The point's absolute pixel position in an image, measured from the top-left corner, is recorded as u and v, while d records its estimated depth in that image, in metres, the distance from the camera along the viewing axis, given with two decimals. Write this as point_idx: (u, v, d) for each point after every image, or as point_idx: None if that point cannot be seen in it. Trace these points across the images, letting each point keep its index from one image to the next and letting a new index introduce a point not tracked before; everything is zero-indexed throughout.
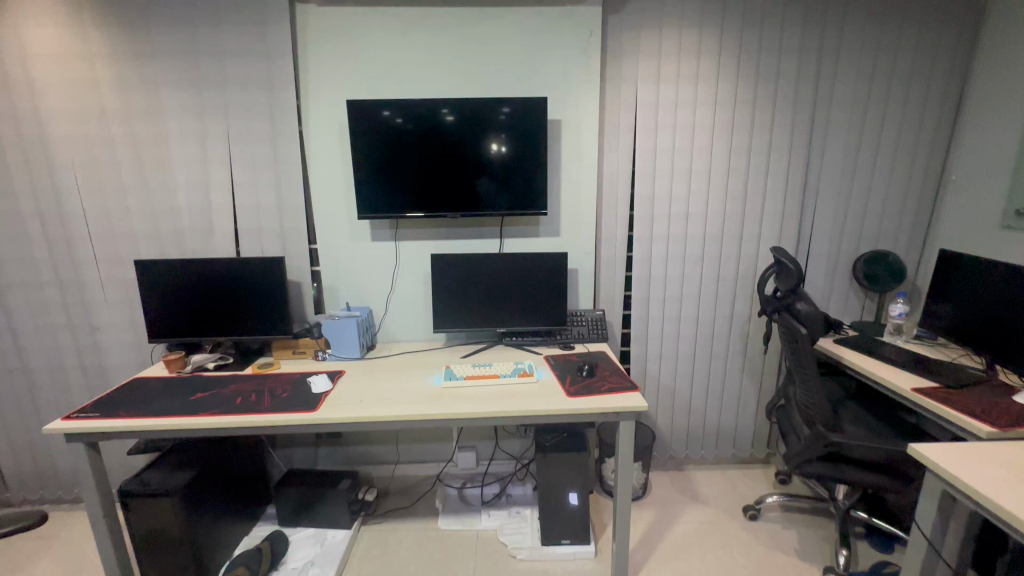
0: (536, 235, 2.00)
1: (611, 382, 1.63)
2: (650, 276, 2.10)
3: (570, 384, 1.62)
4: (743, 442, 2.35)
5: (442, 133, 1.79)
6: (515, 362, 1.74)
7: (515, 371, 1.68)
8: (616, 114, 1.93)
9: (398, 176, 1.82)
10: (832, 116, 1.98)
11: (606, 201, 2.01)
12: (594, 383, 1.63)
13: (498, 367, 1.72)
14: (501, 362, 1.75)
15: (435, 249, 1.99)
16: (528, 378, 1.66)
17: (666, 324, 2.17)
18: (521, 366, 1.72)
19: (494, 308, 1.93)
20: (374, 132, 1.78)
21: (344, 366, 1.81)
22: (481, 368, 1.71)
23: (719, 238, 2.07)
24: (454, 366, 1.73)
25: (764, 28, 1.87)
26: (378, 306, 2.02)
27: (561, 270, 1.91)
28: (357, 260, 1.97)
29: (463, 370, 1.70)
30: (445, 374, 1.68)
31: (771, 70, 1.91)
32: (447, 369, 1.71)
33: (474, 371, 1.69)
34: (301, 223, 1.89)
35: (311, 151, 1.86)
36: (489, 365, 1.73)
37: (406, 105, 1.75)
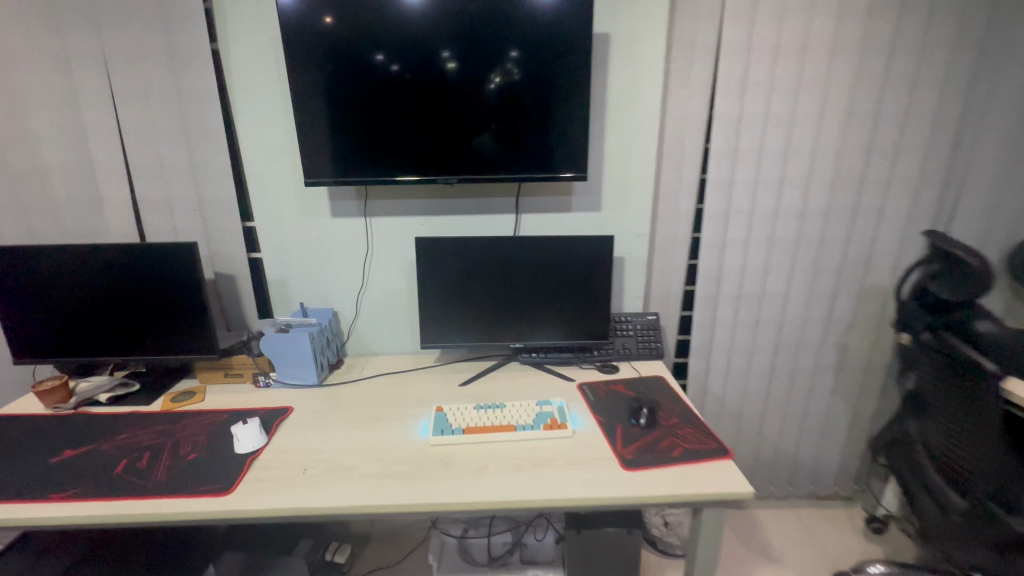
0: (567, 210, 1.40)
1: (681, 439, 1.07)
2: (722, 266, 1.51)
3: (616, 439, 1.08)
4: (825, 478, 1.82)
5: (438, 69, 1.17)
6: (539, 402, 1.19)
7: (539, 420, 1.13)
8: (692, 25, 1.29)
9: (363, 126, 1.22)
10: (1010, 34, 1.32)
11: (669, 159, 1.40)
12: (655, 439, 1.08)
13: (512, 410, 1.16)
14: (517, 401, 1.19)
15: (422, 230, 1.40)
16: (560, 430, 1.10)
17: (738, 331, 1.60)
18: (548, 409, 1.16)
19: (506, 314, 1.37)
20: (326, 53, 1.16)
21: (291, 401, 1.27)
22: (489, 413, 1.15)
23: (825, 214, 1.46)
24: (449, 407, 1.18)
25: None
26: (345, 309, 1.47)
27: (605, 261, 1.34)
28: (313, 244, 1.40)
29: (462, 417, 1.14)
30: (436, 421, 1.13)
31: None
32: (439, 414, 1.16)
33: (478, 418, 1.14)
34: (227, 191, 1.31)
35: (234, 80, 1.24)
36: (501, 406, 1.17)
37: (388, 22, 1.13)
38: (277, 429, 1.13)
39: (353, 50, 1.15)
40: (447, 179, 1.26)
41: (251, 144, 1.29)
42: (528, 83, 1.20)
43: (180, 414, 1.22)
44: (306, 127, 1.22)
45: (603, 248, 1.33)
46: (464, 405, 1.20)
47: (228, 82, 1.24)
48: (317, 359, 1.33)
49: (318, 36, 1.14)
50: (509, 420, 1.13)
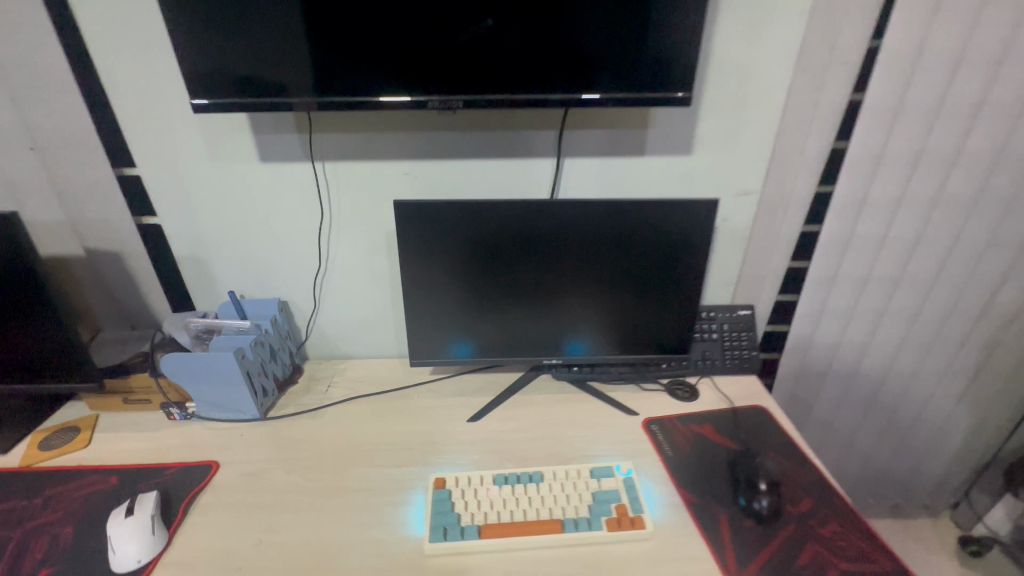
0: (639, 154, 0.87)
1: (827, 549, 0.68)
2: (853, 236, 1.02)
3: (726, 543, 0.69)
4: (916, 492, 1.47)
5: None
6: (595, 470, 0.76)
7: (599, 511, 0.71)
8: None
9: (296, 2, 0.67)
10: None
11: (815, 64, 0.84)
12: (787, 546, 0.68)
13: (555, 487, 0.74)
14: (560, 468, 0.77)
15: (407, 185, 0.88)
16: (633, 532, 0.69)
17: (853, 325, 1.14)
18: (610, 488, 0.74)
19: (538, 313, 0.91)
20: None
21: (216, 453, 0.85)
22: (519, 494, 0.73)
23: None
24: (456, 480, 0.75)
25: None
26: (299, 297, 1.00)
27: (697, 237, 0.85)
28: (238, 204, 0.90)
29: (478, 503, 0.72)
30: (435, 511, 0.71)
31: None
32: (440, 493, 0.73)
33: (502, 505, 0.72)
34: (83, 120, 0.80)
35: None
36: (537, 479, 0.75)
37: None
38: (180, 521, 0.73)
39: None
40: (445, 103, 0.72)
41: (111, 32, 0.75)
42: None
43: (48, 476, 0.80)
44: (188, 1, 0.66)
45: (697, 215, 0.84)
46: (478, 471, 0.78)
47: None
48: (255, 383, 0.89)
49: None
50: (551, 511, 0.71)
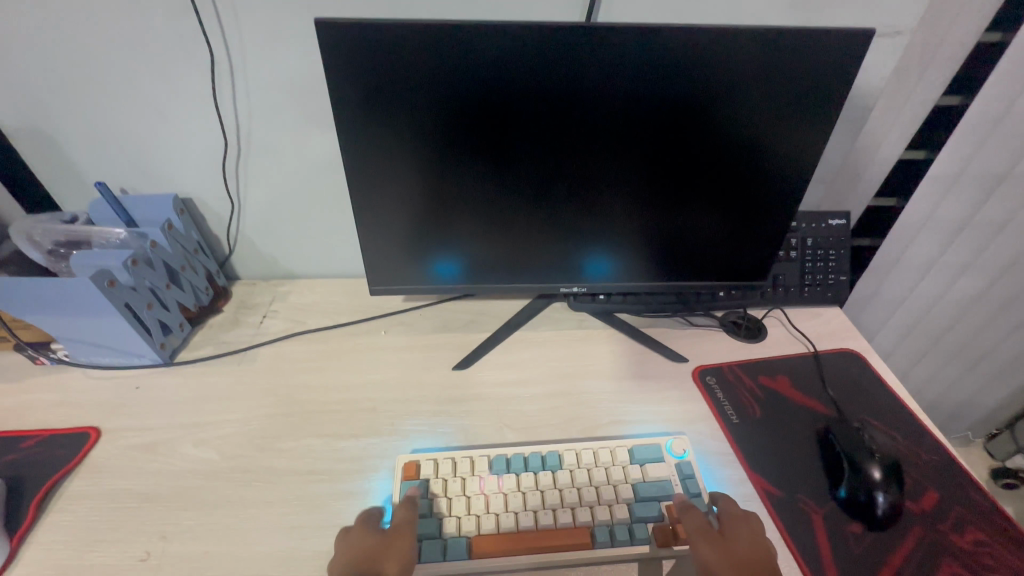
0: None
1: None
2: (1004, 112, 0.71)
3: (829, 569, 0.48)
4: (964, 427, 1.31)
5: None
6: (636, 452, 0.53)
7: (646, 514, 0.49)
8: None
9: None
10: None
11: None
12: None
13: (581, 477, 0.51)
14: (587, 447, 0.54)
15: (344, 4, 0.53)
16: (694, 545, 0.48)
17: (971, 242, 0.85)
18: (659, 478, 0.52)
19: (557, 224, 0.60)
20: None
21: (99, 416, 0.60)
22: (529, 489, 0.51)
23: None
24: (433, 466, 0.52)
25: None
26: (207, 194, 0.69)
27: (820, 102, 0.52)
28: (75, 36, 0.55)
29: (469, 502, 0.50)
30: (405, 513, 0.49)
31: None
32: (412, 485, 0.50)
33: (504, 505, 0.50)
34: None
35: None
36: (554, 464, 0.53)
37: None
38: (34, 522, 0.50)
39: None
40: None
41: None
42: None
43: None
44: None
45: (831, 60, 0.50)
46: (469, 448, 0.54)
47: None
48: (147, 320, 0.62)
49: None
50: (576, 515, 0.49)
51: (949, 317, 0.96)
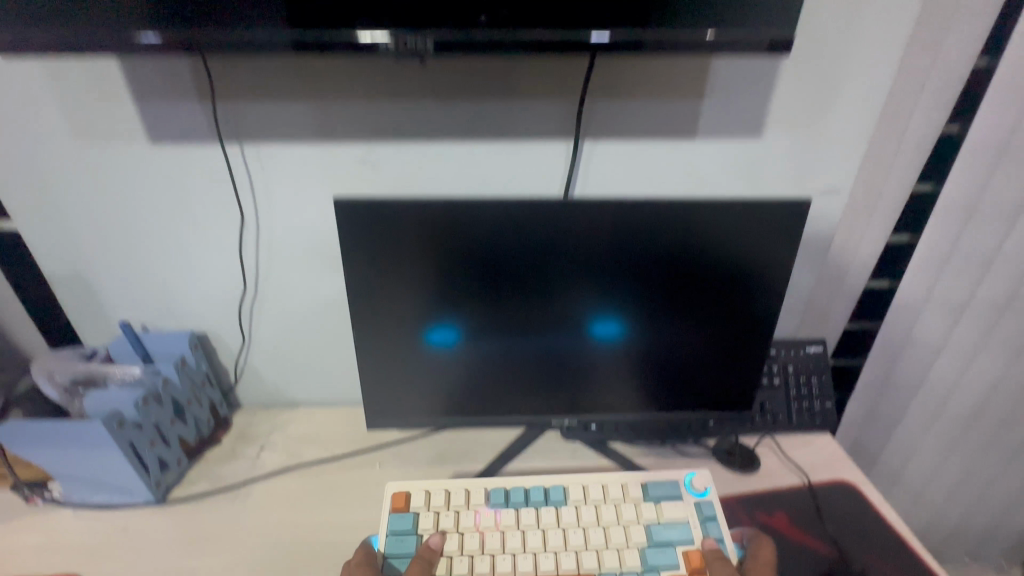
0: (688, 133, 0.62)
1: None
2: (951, 250, 0.78)
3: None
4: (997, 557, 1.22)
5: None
6: (650, 489, 0.58)
7: (658, 561, 0.53)
8: None
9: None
10: None
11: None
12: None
13: (585, 518, 0.56)
14: (598, 483, 0.59)
15: (360, 176, 0.63)
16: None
17: (946, 365, 0.88)
18: (680, 521, 0.56)
19: (547, 354, 0.64)
20: None
21: (81, 562, 0.59)
22: (526, 535, 0.55)
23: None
24: (423, 501, 0.57)
25: None
26: (222, 329, 0.75)
27: (777, 254, 0.59)
28: (126, 203, 0.64)
29: (462, 543, 0.54)
30: (394, 555, 0.53)
31: None
32: (401, 519, 0.56)
33: (501, 547, 0.54)
34: None
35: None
36: (561, 504, 0.57)
37: None
38: None
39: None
40: (408, 42, 0.45)
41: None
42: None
43: None
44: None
45: (781, 222, 0.57)
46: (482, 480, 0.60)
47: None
48: (147, 457, 0.63)
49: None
50: (562, 559, 0.53)
51: (948, 438, 0.96)
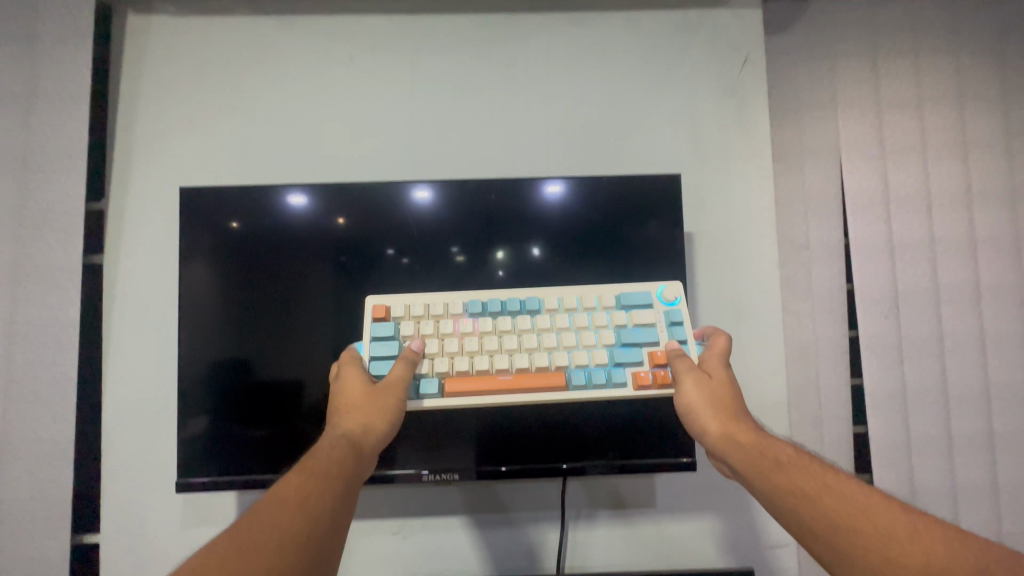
0: (650, 503, 0.81)
1: (869, 499, 0.46)
2: None
3: (724, 432, 0.56)
4: None
5: (446, 257, 0.74)
6: (626, 297, 0.66)
7: (623, 359, 0.63)
8: (798, 167, 0.88)
9: (291, 339, 0.72)
10: None
11: (802, 376, 0.84)
12: (812, 479, 0.49)
13: (560, 323, 0.65)
14: (578, 296, 0.66)
15: (395, 549, 0.79)
16: (655, 389, 0.62)
17: None
18: (647, 325, 0.65)
19: None
20: (210, 249, 0.72)
21: None
22: (505, 324, 0.64)
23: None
24: (404, 310, 0.64)
25: None
26: None
27: None
28: None
29: (441, 343, 0.64)
30: (382, 358, 0.62)
31: None
32: (385, 327, 0.63)
33: (481, 347, 0.64)
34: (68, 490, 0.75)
35: (114, 278, 0.80)
36: (538, 311, 0.66)
37: (348, 200, 0.74)
38: None
39: (304, 228, 0.74)
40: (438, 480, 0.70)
41: (119, 388, 0.78)
42: (558, 249, 0.75)
43: None
44: (194, 346, 0.71)
45: None
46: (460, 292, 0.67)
47: (105, 292, 0.80)
48: None
49: (257, 218, 0.73)
50: (544, 338, 0.64)
51: None
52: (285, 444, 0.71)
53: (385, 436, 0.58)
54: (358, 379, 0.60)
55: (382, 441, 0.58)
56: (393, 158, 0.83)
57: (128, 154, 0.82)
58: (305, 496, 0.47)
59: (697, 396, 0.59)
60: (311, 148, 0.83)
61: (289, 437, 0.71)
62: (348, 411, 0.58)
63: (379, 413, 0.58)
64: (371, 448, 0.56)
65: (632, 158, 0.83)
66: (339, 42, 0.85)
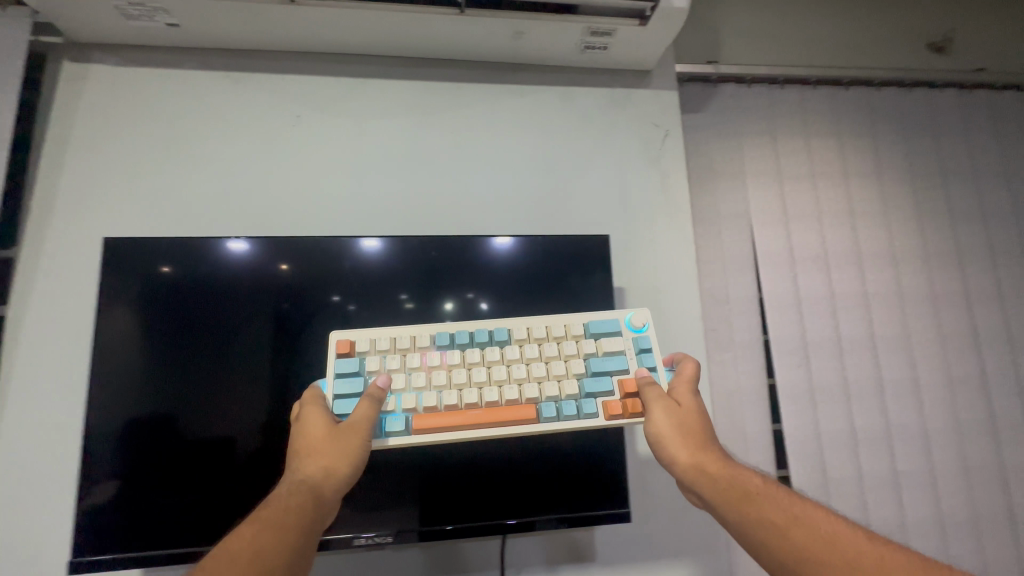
0: (590, 559, 0.80)
1: (843, 535, 0.44)
2: None
3: (693, 462, 0.52)
4: None
5: (395, 306, 0.74)
6: (593, 326, 0.64)
7: (594, 390, 0.60)
8: (715, 229, 0.98)
9: (226, 391, 0.69)
10: None
11: (728, 422, 0.89)
12: (784, 512, 0.47)
13: (529, 353, 0.62)
14: (546, 325, 0.65)
15: None
16: (627, 419, 0.58)
17: None
18: (615, 354, 0.62)
19: None
20: (138, 297, 0.69)
21: None
22: (474, 356, 0.61)
23: (989, 478, 0.94)
24: (369, 344, 0.61)
25: (940, 137, 1.07)
26: None
27: None
28: None
29: (407, 378, 0.59)
30: (344, 396, 0.57)
31: (967, 201, 1.05)
32: (347, 362, 0.59)
33: (449, 380, 0.60)
34: None
35: (20, 329, 0.74)
36: (507, 341, 0.63)
37: (292, 252, 0.73)
38: None
39: (243, 277, 0.72)
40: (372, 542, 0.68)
41: (12, 451, 0.70)
42: (504, 301, 0.77)
43: None
44: (117, 400, 0.67)
45: None
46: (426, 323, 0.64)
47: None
48: None
49: (194, 266, 0.71)
50: (514, 369, 0.61)
51: None
52: (211, 508, 0.66)
53: (349, 481, 0.53)
54: (319, 421, 0.55)
55: (346, 488, 0.52)
56: (339, 211, 0.84)
57: (50, 198, 0.78)
58: (256, 552, 0.45)
59: (665, 424, 0.55)
60: (254, 200, 0.83)
61: (218, 499, 0.66)
62: (307, 456, 0.53)
63: (341, 458, 0.52)
64: (330, 497, 0.51)
65: (569, 219, 0.89)
66: (287, 99, 0.87)
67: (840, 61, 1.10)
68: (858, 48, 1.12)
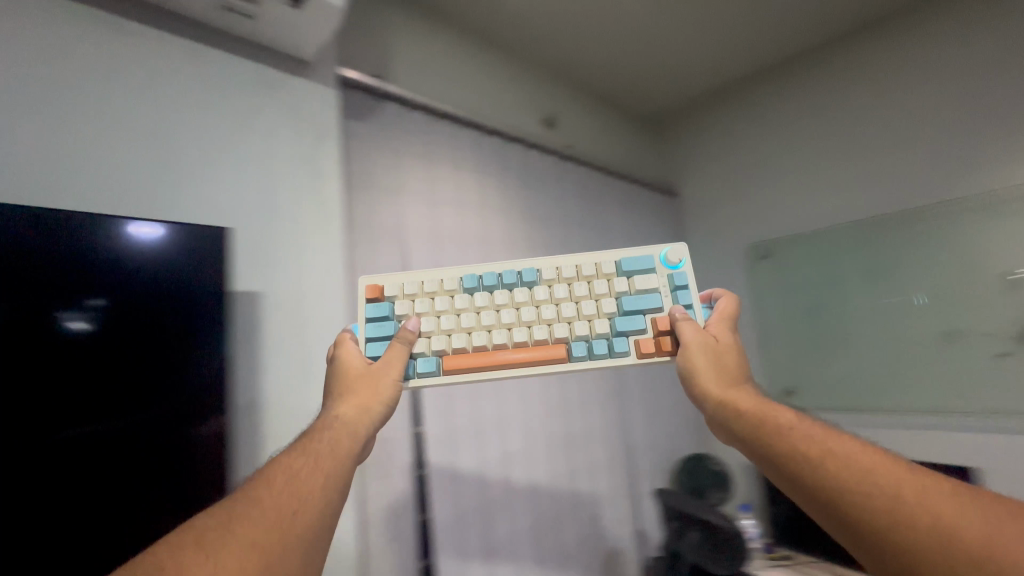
0: None
1: (878, 468, 0.44)
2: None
3: (727, 401, 0.56)
4: None
5: None
6: (624, 267, 0.72)
7: (625, 328, 0.67)
8: (375, 239, 0.98)
9: None
10: None
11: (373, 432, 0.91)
12: (818, 446, 0.47)
13: (568, 292, 0.71)
14: (583, 267, 0.73)
15: None
16: (655, 357, 0.66)
17: None
18: (649, 291, 0.70)
19: None
20: None
21: None
22: (504, 298, 0.70)
23: (563, 445, 1.28)
24: (398, 290, 0.69)
25: (546, 190, 1.42)
26: None
27: None
28: None
29: (439, 319, 0.68)
30: (376, 339, 0.66)
31: (560, 239, 1.42)
32: (380, 306, 0.68)
33: (477, 322, 0.68)
34: None
35: None
36: (535, 283, 0.71)
37: None
38: None
39: None
40: None
41: None
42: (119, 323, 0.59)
43: None
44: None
45: None
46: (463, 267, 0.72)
47: None
48: None
49: None
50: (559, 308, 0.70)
51: None
52: None
53: (383, 417, 0.60)
54: (359, 360, 0.63)
55: (377, 424, 0.59)
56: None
57: None
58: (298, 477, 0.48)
59: (699, 358, 0.62)
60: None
61: None
62: (342, 396, 0.59)
63: (374, 397, 0.60)
64: (364, 430, 0.57)
65: (188, 211, 0.73)
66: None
67: (482, 111, 1.32)
68: (497, 106, 1.37)
